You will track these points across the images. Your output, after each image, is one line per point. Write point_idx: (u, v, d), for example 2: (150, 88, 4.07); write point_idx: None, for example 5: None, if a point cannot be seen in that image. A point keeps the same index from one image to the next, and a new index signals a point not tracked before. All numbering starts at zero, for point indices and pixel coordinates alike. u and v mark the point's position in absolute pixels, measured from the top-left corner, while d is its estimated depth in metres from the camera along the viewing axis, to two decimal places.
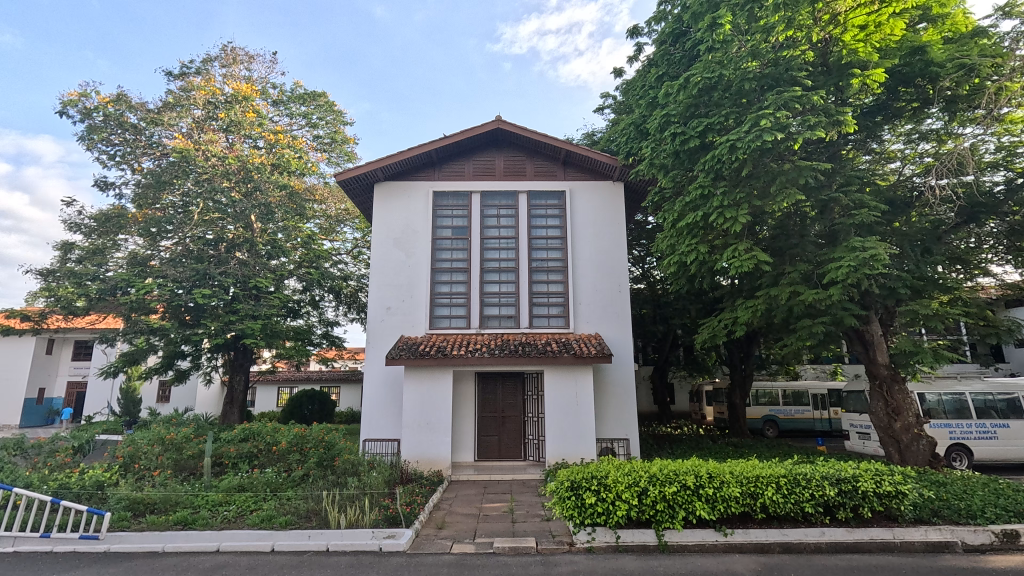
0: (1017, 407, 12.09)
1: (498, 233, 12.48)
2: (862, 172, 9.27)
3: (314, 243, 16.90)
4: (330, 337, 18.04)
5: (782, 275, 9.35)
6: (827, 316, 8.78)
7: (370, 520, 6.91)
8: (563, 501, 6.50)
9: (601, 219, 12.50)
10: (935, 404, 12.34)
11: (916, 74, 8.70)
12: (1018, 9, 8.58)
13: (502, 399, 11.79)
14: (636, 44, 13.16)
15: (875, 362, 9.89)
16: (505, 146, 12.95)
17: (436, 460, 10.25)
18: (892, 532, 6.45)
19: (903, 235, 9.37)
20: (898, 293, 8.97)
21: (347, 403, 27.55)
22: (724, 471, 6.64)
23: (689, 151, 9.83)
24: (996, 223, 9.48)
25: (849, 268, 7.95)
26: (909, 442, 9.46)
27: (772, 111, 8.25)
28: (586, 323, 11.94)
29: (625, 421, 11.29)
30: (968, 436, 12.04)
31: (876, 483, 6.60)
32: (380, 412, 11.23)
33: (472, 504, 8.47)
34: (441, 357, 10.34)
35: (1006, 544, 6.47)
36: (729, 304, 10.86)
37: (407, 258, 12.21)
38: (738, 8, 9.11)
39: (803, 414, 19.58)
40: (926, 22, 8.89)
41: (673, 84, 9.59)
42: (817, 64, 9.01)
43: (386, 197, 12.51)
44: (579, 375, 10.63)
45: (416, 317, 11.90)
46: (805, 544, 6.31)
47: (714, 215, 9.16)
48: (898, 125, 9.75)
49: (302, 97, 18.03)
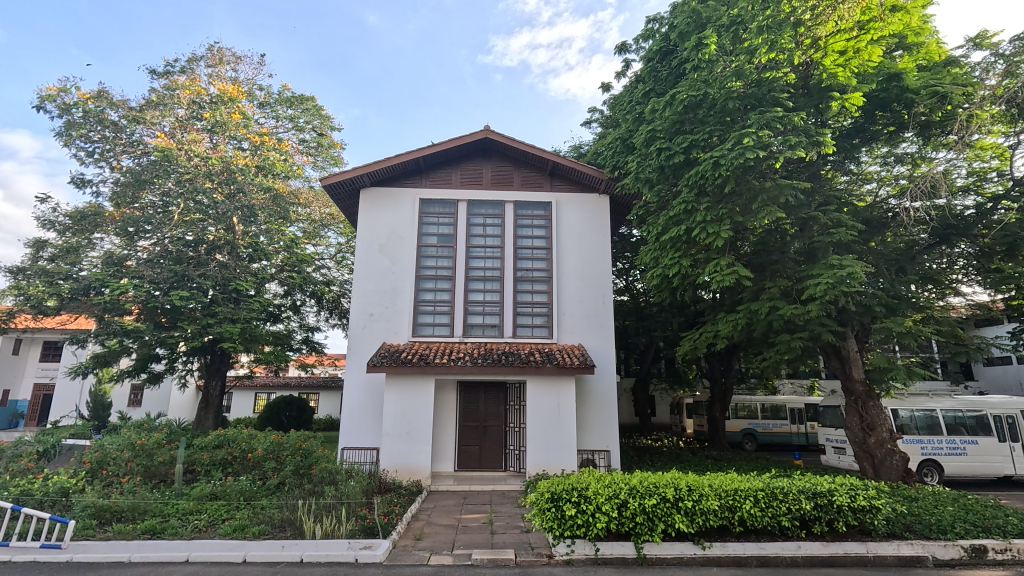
0: (985, 424, 12.48)
1: (484, 242, 12.50)
2: (839, 192, 9.60)
3: (297, 247, 16.70)
4: (310, 342, 17.77)
5: (762, 290, 9.53)
6: (805, 332, 8.93)
7: (347, 531, 6.79)
8: (543, 512, 6.51)
9: (585, 230, 12.60)
10: (908, 419, 12.56)
11: (891, 99, 9.00)
12: (988, 41, 9.01)
13: (483, 409, 11.75)
14: (624, 60, 13.37)
15: (851, 378, 10.09)
16: (493, 155, 13.02)
17: (415, 469, 10.14)
18: (866, 546, 6.52)
19: (879, 254, 9.61)
20: (873, 311, 9.07)
21: (325, 411, 27.13)
22: (703, 484, 6.69)
23: (674, 167, 9.99)
24: (967, 245, 9.77)
25: (827, 285, 8.10)
26: (883, 457, 9.62)
27: (754, 130, 8.42)
28: (570, 334, 11.97)
29: (607, 433, 11.31)
30: (938, 452, 12.29)
31: (851, 497, 6.69)
32: (360, 419, 11.09)
33: (451, 515, 8.36)
34: (424, 365, 10.26)
35: (975, 559, 6.57)
36: (711, 318, 11.02)
37: (391, 264, 12.14)
38: (723, 29, 9.39)
39: (779, 428, 19.87)
40: (902, 50, 9.20)
41: (659, 101, 9.73)
42: (798, 86, 9.24)
43: (372, 202, 12.43)
44: (562, 385, 10.62)
45: (399, 325, 11.80)
46: (782, 557, 6.36)
47: (697, 229, 9.27)
48: (875, 148, 10.06)
49: (289, 100, 17.90)
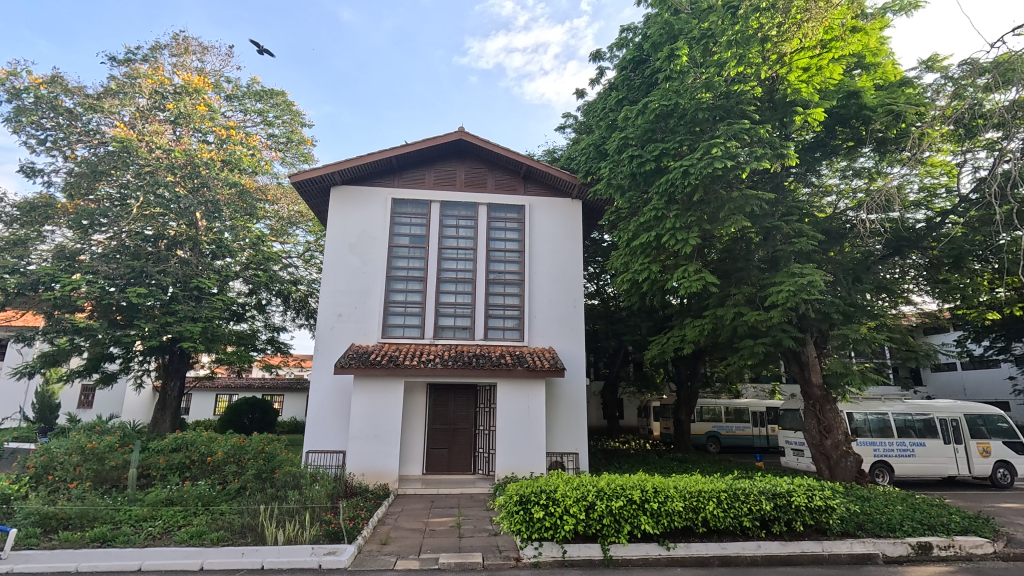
0: (931, 427, 13.13)
1: (457, 244, 12.44)
2: (801, 203, 9.96)
3: (263, 244, 16.26)
4: (276, 343, 17.29)
5: (728, 296, 9.79)
6: (768, 337, 9.23)
7: (310, 536, 6.62)
8: (511, 515, 6.51)
9: (558, 234, 12.70)
10: (862, 422, 13.11)
11: (850, 116, 9.44)
12: (938, 64, 9.54)
13: (453, 411, 11.66)
14: (598, 67, 13.57)
15: (809, 382, 10.47)
16: (467, 157, 12.99)
17: (382, 473, 10.00)
18: (821, 544, 6.77)
19: (837, 263, 10.01)
20: (831, 318, 9.46)
21: (289, 413, 26.50)
22: (669, 486, 6.81)
23: (645, 174, 10.17)
24: (918, 257, 10.28)
25: (788, 292, 8.40)
26: (838, 459, 10.01)
27: (723, 141, 8.66)
28: (541, 337, 12.03)
29: (576, 435, 11.39)
30: (889, 453, 12.86)
31: (808, 498, 6.93)
32: (327, 421, 10.86)
33: (418, 519, 8.27)
34: (393, 366, 10.13)
35: (921, 555, 6.91)
36: (679, 323, 11.26)
37: (362, 264, 11.95)
38: (694, 41, 9.63)
39: (742, 431, 20.45)
40: (860, 69, 9.65)
41: (632, 109, 9.92)
42: (764, 100, 9.55)
43: (343, 200, 12.22)
44: (532, 388, 10.66)
45: (368, 326, 11.63)
46: (743, 557, 6.53)
47: (666, 235, 9.44)
48: (835, 161, 10.49)
49: (258, 94, 17.42)
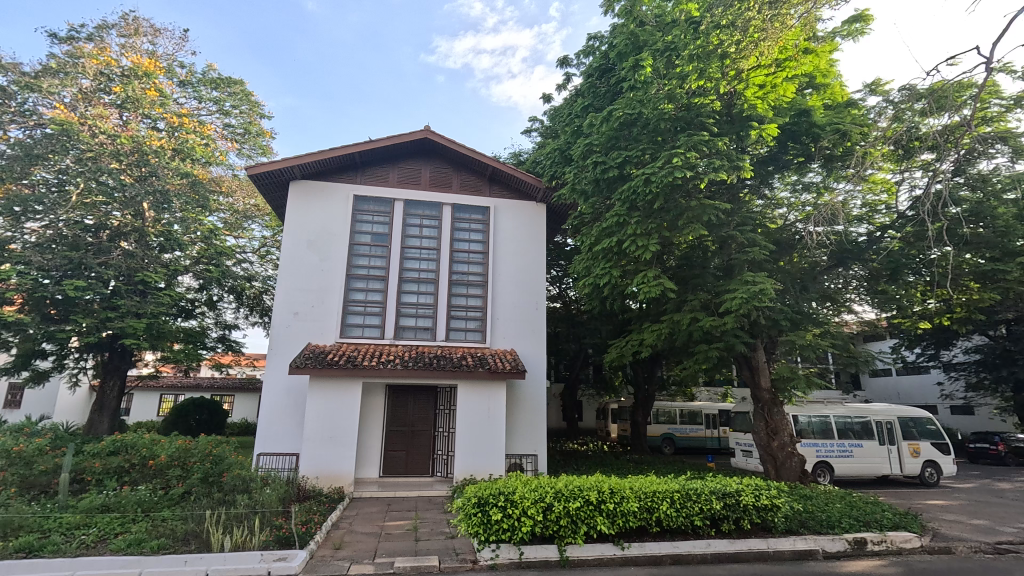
0: (868, 429, 13.93)
1: (420, 243, 12.30)
2: (755, 214, 10.38)
3: (216, 238, 15.61)
4: (227, 341, 16.64)
5: (684, 302, 10.10)
6: (721, 342, 9.58)
7: (259, 542, 6.39)
8: (468, 518, 6.48)
9: (522, 237, 12.75)
10: (806, 425, 13.76)
11: (801, 132, 9.93)
12: (881, 88, 10.13)
13: (412, 413, 11.51)
14: (565, 73, 13.75)
15: (759, 386, 10.92)
16: (433, 156, 12.88)
17: (338, 476, 9.76)
18: (767, 541, 7.05)
19: (787, 273, 10.50)
20: (780, 325, 9.90)
21: (240, 414, 25.50)
22: (624, 487, 6.96)
23: (608, 180, 10.35)
24: (860, 268, 10.90)
25: (741, 299, 8.74)
26: (784, 459, 10.47)
27: (683, 151, 8.94)
28: (503, 339, 12.04)
29: (535, 437, 11.45)
30: (830, 454, 13.55)
31: (755, 497, 7.22)
32: (280, 423, 10.51)
33: (373, 522, 8.11)
34: (351, 367, 9.91)
35: (857, 550, 7.30)
36: (637, 327, 11.51)
37: (321, 261, 11.65)
38: (658, 53, 9.92)
39: (695, 432, 21.09)
40: (811, 89, 10.18)
41: (597, 116, 10.17)
42: (723, 113, 9.89)
43: (302, 196, 11.88)
44: (493, 390, 10.65)
45: (326, 325, 11.34)
46: (693, 555, 6.73)
47: (628, 241, 9.65)
48: (787, 175, 10.98)
49: (215, 81, 16.72)
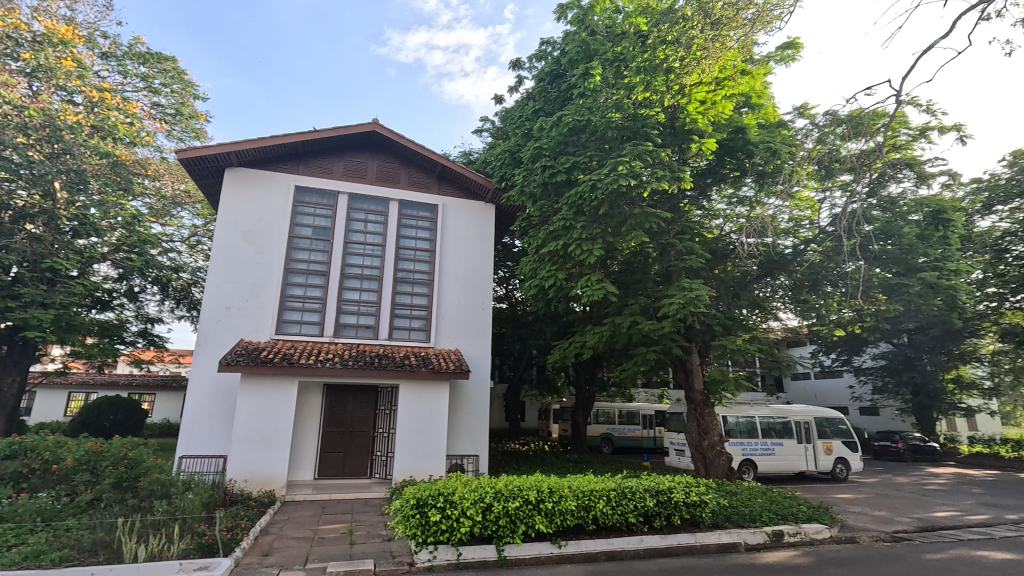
0: (788, 428, 14.94)
1: (364, 239, 11.97)
2: (693, 224, 10.85)
3: (140, 224, 14.51)
4: (149, 336, 15.46)
5: (625, 306, 10.42)
6: (659, 345, 9.97)
7: (179, 551, 5.99)
8: (406, 519, 6.37)
9: (469, 237, 12.71)
10: (734, 425, 14.56)
11: (737, 148, 10.51)
12: (808, 111, 10.93)
13: (351, 413, 11.18)
14: (517, 76, 13.84)
15: (692, 388, 11.43)
16: (380, 150, 12.59)
17: (269, 479, 9.33)
18: (695, 536, 7.40)
19: (721, 281, 11.08)
20: (713, 329, 10.42)
21: (161, 415, 23.81)
22: (563, 486, 7.09)
23: (556, 184, 10.51)
24: (786, 278, 11.66)
25: (678, 304, 9.11)
26: (713, 458, 11.01)
27: (628, 160, 9.22)
28: (447, 339, 11.94)
29: (477, 437, 11.44)
30: (755, 452, 14.40)
31: (685, 494, 7.59)
32: (206, 423, 9.91)
33: (306, 526, 7.80)
34: (287, 365, 9.49)
35: (775, 542, 7.81)
36: (580, 329, 11.76)
37: (257, 253, 11.09)
38: (607, 63, 10.25)
39: (632, 432, 21.80)
40: (748, 108, 10.79)
41: (547, 121, 10.47)
42: (667, 126, 10.23)
43: (238, 184, 11.26)
44: (436, 390, 10.54)
45: (261, 321, 10.82)
46: (627, 551, 6.94)
47: (573, 245, 9.83)
48: (723, 189, 11.57)
49: (143, 56, 15.55)
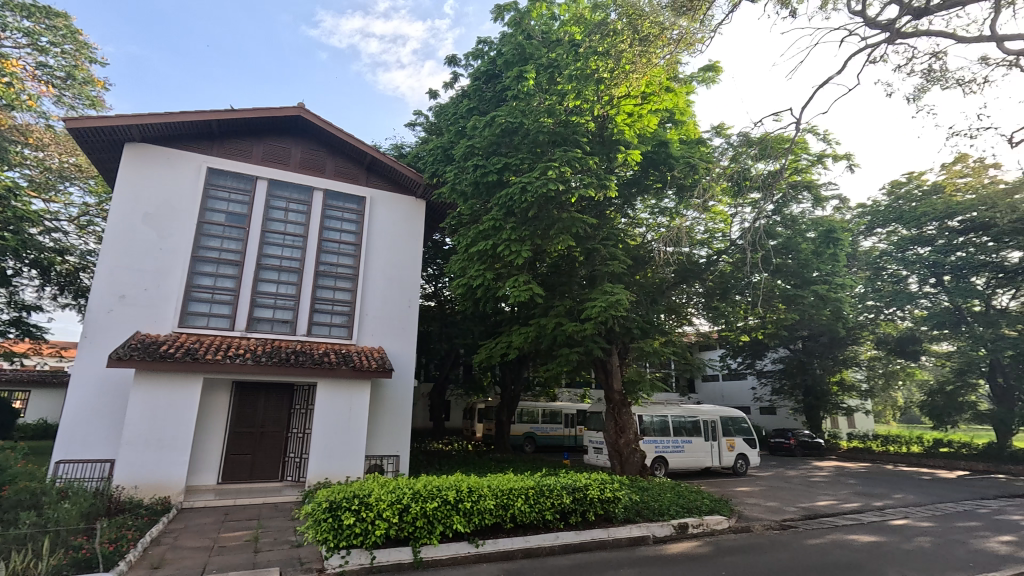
0: (697, 427, 15.95)
1: (284, 229, 11.32)
2: (617, 231, 11.22)
3: (17, 199, 12.81)
4: (24, 325, 13.65)
5: (551, 308, 10.64)
6: (581, 347, 10.28)
7: (49, 567, 5.31)
8: (317, 524, 6.09)
9: (398, 232, 12.40)
10: (649, 423, 15.32)
11: (660, 161, 11.10)
12: (724, 131, 11.74)
13: (262, 413, 10.54)
14: (453, 72, 13.72)
15: (611, 388, 11.87)
16: (305, 136, 11.97)
17: (164, 484, 8.57)
18: (607, 530, 7.69)
19: (641, 287, 11.63)
20: (631, 332, 10.91)
21: (37, 414, 21.16)
22: (482, 486, 7.12)
23: (487, 184, 10.52)
24: (699, 286, 12.44)
25: (601, 307, 9.44)
26: (628, 455, 11.51)
27: (558, 165, 9.44)
28: (370, 336, 11.57)
29: (398, 438, 11.18)
30: (666, 450, 15.22)
31: (600, 490, 7.91)
32: (91, 424, 8.93)
33: (205, 535, 7.24)
34: (190, 360, 8.76)
35: (680, 533, 8.30)
36: (507, 330, 11.86)
37: (159, 239, 10.16)
38: (542, 68, 10.45)
39: (554, 431, 22.32)
40: (671, 124, 11.41)
41: (480, 120, 10.46)
42: (596, 135, 10.62)
43: (140, 162, 10.26)
44: (356, 389, 10.19)
45: (162, 313, 9.92)
46: (543, 547, 7.07)
47: (501, 245, 9.85)
48: (647, 199, 12.12)
49: (26, 8, 13.72)
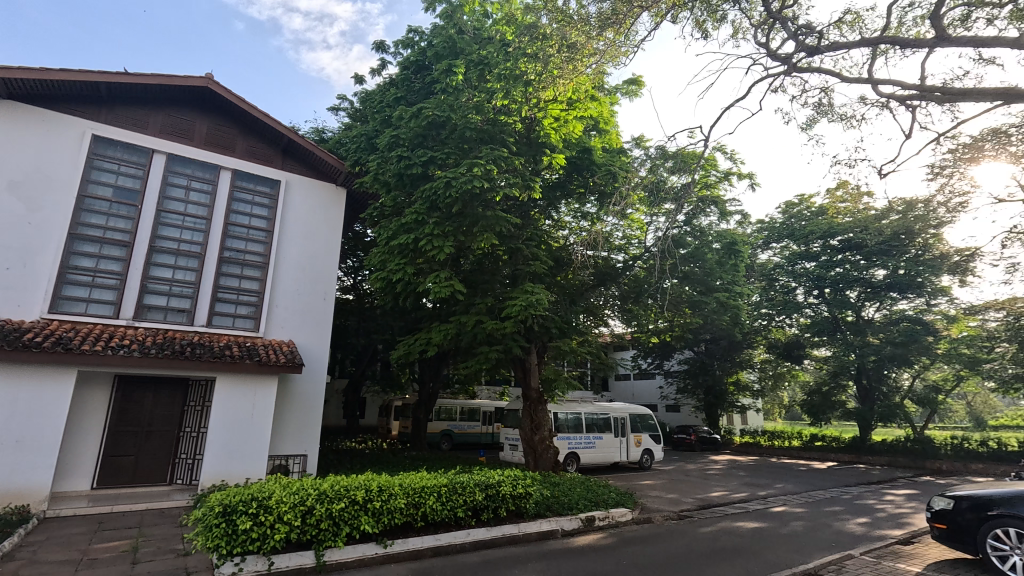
0: (608, 423, 16.67)
1: (184, 209, 10.36)
2: (541, 232, 11.40)
3: None
4: None
5: (472, 305, 10.62)
6: (501, 345, 10.38)
7: None
8: (208, 530, 5.64)
9: (315, 220, 11.78)
10: (563, 421, 15.78)
11: (583, 167, 11.49)
12: (643, 143, 12.37)
13: (150, 410, 9.58)
14: (381, 59, 13.29)
15: (529, 385, 12.12)
16: (213, 110, 11.03)
17: (23, 492, 7.54)
18: (518, 526, 7.81)
19: (561, 288, 11.95)
20: (550, 332, 11.17)
21: None
22: (393, 485, 6.96)
23: (412, 177, 10.29)
24: (615, 289, 13.00)
25: (521, 306, 9.57)
26: (542, 451, 11.82)
27: (484, 162, 9.46)
28: (280, 329, 10.90)
29: (306, 436, 10.63)
30: (579, 446, 15.78)
31: (512, 486, 8.03)
32: None
33: (72, 547, 6.44)
34: (62, 351, 7.76)
35: (587, 526, 8.62)
36: (427, 326, 11.68)
37: (27, 212, 8.89)
38: (472, 64, 10.40)
39: (472, 429, 22.35)
40: (595, 132, 11.77)
41: (406, 111, 10.21)
42: (523, 136, 10.70)
43: (5, 122, 8.92)
44: (261, 384, 9.55)
45: (28, 296, 8.70)
46: (453, 545, 7.04)
47: (424, 239, 9.69)
48: (570, 203, 12.46)
49: None
